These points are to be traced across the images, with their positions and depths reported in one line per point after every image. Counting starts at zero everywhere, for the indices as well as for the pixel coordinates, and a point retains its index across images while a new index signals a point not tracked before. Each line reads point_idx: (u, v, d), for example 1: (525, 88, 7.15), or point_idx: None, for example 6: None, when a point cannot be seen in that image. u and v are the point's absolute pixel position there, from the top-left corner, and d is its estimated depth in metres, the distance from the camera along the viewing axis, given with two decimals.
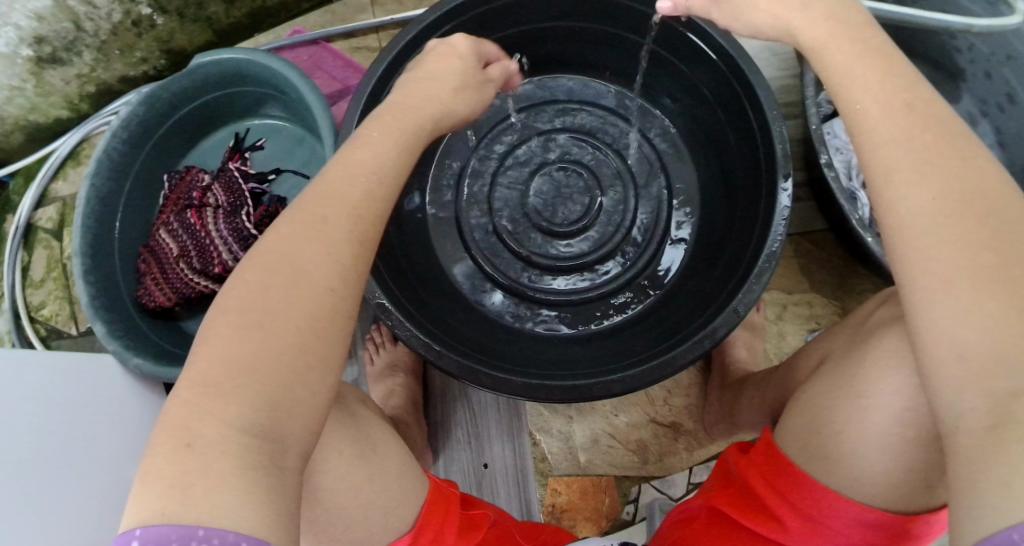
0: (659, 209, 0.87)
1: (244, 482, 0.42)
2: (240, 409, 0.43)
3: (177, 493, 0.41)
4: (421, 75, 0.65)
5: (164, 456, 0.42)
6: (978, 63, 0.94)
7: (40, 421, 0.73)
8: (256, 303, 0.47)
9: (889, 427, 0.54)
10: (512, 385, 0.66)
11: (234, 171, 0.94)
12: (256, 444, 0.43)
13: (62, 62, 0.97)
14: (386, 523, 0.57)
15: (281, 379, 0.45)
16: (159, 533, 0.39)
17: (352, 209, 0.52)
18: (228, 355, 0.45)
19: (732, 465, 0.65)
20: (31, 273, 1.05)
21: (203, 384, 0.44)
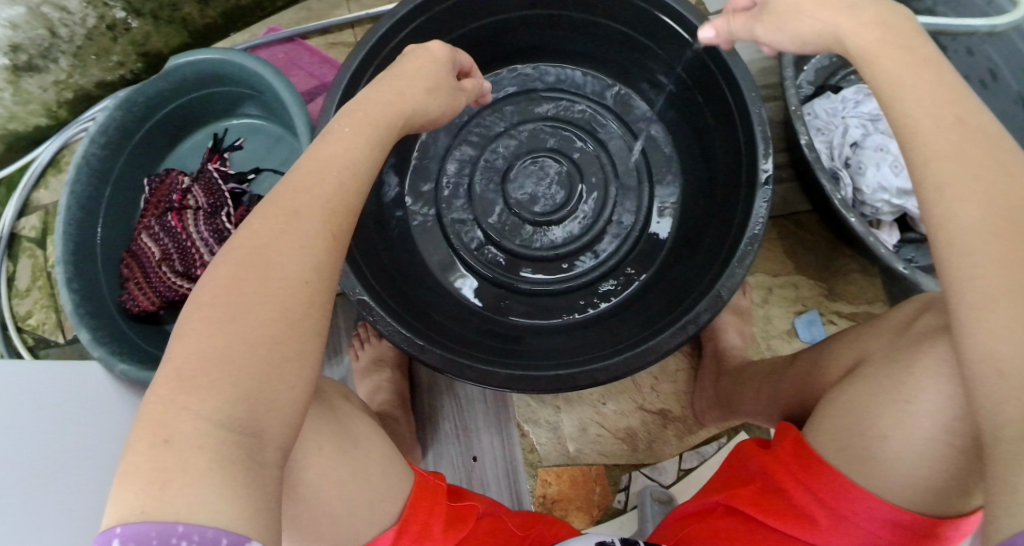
0: (641, 195, 0.87)
1: (223, 478, 0.41)
2: (217, 403, 0.43)
3: (155, 489, 0.40)
4: (395, 74, 0.63)
5: (141, 453, 0.41)
6: (961, 40, 0.94)
7: (27, 430, 0.72)
8: (229, 296, 0.46)
9: (935, 434, 0.53)
10: (496, 377, 0.66)
11: (213, 171, 0.93)
12: (233, 438, 0.43)
13: (38, 69, 0.96)
14: (369, 517, 0.57)
15: (258, 372, 0.44)
16: (139, 530, 0.39)
17: (328, 201, 0.51)
18: (201, 351, 0.44)
19: (750, 461, 0.63)
20: (16, 283, 1.04)
21: (179, 379, 0.43)
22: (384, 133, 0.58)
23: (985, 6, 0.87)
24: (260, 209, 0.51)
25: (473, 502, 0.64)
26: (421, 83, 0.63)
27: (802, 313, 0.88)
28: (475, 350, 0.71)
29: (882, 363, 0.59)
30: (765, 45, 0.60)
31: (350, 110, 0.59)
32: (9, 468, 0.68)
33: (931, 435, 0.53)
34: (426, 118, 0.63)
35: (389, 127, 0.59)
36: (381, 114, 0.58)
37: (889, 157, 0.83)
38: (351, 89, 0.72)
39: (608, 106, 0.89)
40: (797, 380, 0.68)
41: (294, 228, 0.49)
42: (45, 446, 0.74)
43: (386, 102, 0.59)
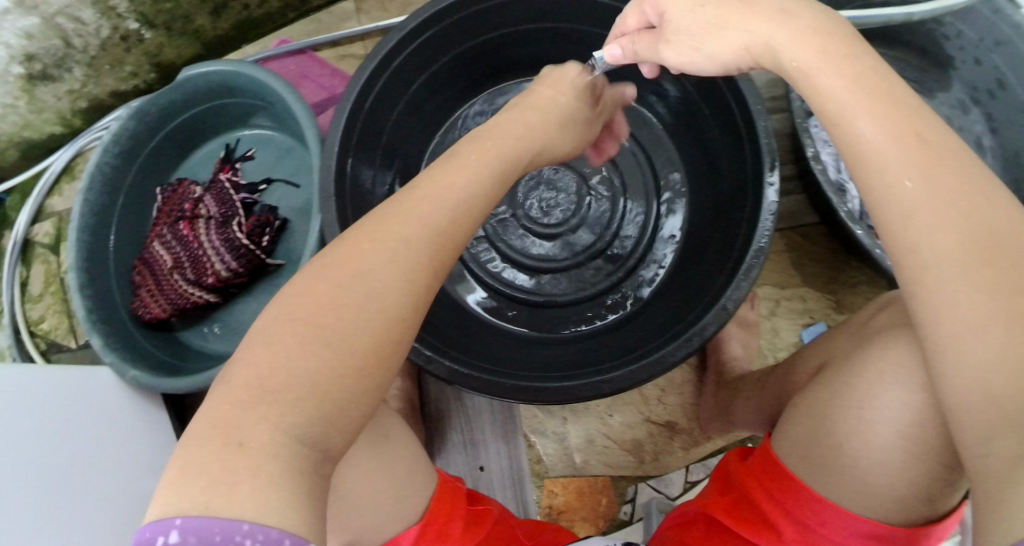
0: (647, 210, 0.87)
1: (295, 483, 0.41)
2: (295, 419, 0.42)
3: (221, 490, 0.39)
4: (526, 106, 0.66)
5: (209, 449, 0.41)
6: (967, 49, 0.92)
7: (39, 432, 0.73)
8: (295, 299, 0.47)
9: (892, 441, 0.54)
10: (503, 387, 0.66)
11: (225, 182, 0.94)
12: (306, 450, 0.42)
13: (53, 78, 0.97)
14: (395, 513, 0.56)
15: (325, 380, 0.43)
16: (201, 525, 0.37)
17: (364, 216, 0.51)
18: (243, 362, 0.44)
19: (731, 471, 0.63)
20: (29, 288, 1.06)
21: (246, 385, 0.43)
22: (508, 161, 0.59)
23: (992, 15, 0.85)
24: (365, 226, 0.51)
25: (488, 507, 0.64)
26: (553, 120, 0.66)
27: (810, 324, 0.88)
28: (481, 361, 0.71)
29: (841, 365, 0.59)
30: (671, 64, 0.60)
31: (481, 136, 0.60)
32: (18, 472, 0.68)
33: (893, 443, 0.54)
34: (551, 152, 0.66)
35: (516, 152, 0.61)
36: (507, 143, 0.60)
37: None
38: (359, 104, 0.74)
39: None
40: (777, 388, 0.67)
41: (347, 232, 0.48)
42: (59, 451, 0.75)
43: (502, 126, 0.62)
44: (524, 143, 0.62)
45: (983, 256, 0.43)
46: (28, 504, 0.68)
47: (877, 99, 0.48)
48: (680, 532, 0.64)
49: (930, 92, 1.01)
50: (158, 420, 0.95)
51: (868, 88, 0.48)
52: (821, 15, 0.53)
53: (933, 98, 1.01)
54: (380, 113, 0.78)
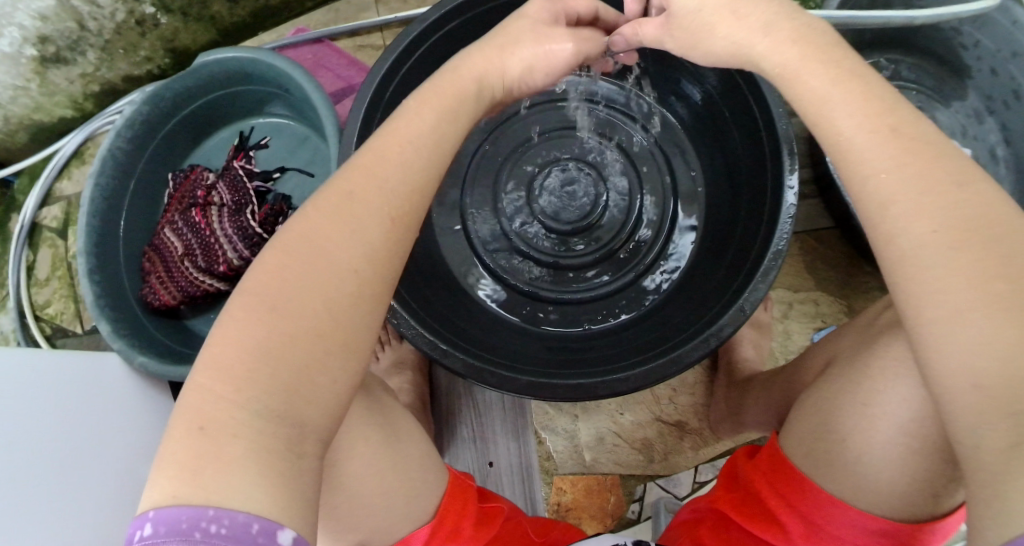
0: (664, 209, 0.87)
1: (258, 466, 0.40)
2: (252, 394, 0.42)
3: (187, 474, 0.39)
4: (502, 39, 0.58)
5: (179, 437, 0.41)
6: (984, 59, 0.91)
7: (43, 417, 0.72)
8: (306, 289, 0.45)
9: (894, 436, 0.53)
10: (517, 383, 0.66)
11: (239, 169, 0.94)
12: (271, 429, 0.41)
13: (65, 61, 0.96)
14: (407, 512, 0.55)
15: (294, 361, 0.43)
16: (173, 515, 0.38)
17: (374, 184, 0.49)
18: (244, 340, 0.43)
19: (738, 469, 0.63)
20: (36, 273, 1.06)
21: (215, 367, 0.42)
22: (457, 107, 0.55)
23: (1009, 26, 0.86)
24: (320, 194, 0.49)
25: (500, 503, 0.64)
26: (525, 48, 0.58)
27: (821, 328, 0.88)
28: (496, 356, 0.71)
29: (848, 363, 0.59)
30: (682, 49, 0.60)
31: (432, 81, 0.56)
32: (26, 455, 0.68)
33: (896, 438, 0.53)
34: (501, 77, 0.58)
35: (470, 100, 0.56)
36: (452, 84, 0.55)
37: None
38: (378, 96, 0.74)
39: (637, 118, 0.90)
40: (786, 388, 0.68)
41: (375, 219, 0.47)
42: (63, 432, 0.74)
43: (451, 65, 0.57)
44: (465, 76, 0.56)
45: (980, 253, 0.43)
46: (33, 488, 0.68)
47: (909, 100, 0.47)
48: (690, 531, 0.64)
49: (946, 101, 0.99)
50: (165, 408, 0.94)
51: (876, 90, 0.49)
52: (815, 22, 0.52)
53: (948, 106, 0.99)
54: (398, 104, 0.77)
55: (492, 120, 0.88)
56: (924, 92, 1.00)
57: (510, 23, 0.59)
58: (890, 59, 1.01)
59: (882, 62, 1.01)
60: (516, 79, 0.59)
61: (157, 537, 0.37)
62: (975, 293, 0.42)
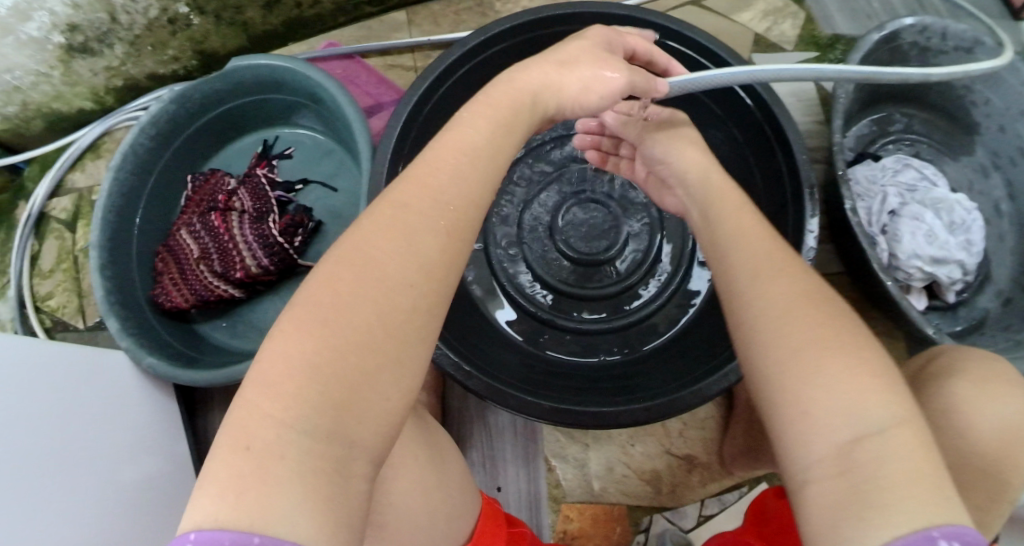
0: (683, 246, 0.88)
1: (304, 490, 0.39)
2: (303, 411, 0.40)
3: (231, 497, 0.38)
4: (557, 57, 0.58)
5: (221, 457, 0.39)
6: (993, 117, 0.93)
7: (39, 411, 0.70)
8: (355, 303, 0.43)
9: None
10: (539, 408, 0.67)
11: (261, 177, 0.94)
12: (320, 449, 0.40)
13: (92, 52, 0.95)
14: (446, 534, 0.55)
15: (350, 381, 0.42)
16: (212, 537, 0.37)
17: (418, 205, 0.47)
18: (292, 356, 0.41)
19: (769, 506, 0.64)
20: (40, 263, 1.04)
21: (265, 384, 0.41)
22: (512, 119, 0.54)
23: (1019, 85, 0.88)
24: (371, 207, 0.48)
25: (523, 530, 0.64)
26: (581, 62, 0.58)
27: None
28: (516, 381, 0.71)
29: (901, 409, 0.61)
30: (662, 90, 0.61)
31: (484, 92, 0.55)
32: (30, 453, 0.68)
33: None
34: (555, 99, 0.57)
35: (524, 116, 0.55)
36: (492, 94, 0.54)
37: (923, 227, 0.89)
38: (415, 113, 0.75)
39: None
40: None
41: (429, 239, 0.46)
42: (59, 428, 0.72)
43: (506, 77, 0.56)
44: (512, 83, 0.55)
45: (814, 308, 0.49)
46: (41, 487, 0.68)
47: None
48: None
49: (955, 155, 0.98)
50: (166, 411, 0.92)
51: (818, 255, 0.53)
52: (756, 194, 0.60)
53: (956, 161, 0.98)
54: (435, 120, 0.79)
55: (526, 147, 0.90)
56: (934, 146, 0.99)
57: (570, 44, 0.60)
58: (903, 113, 0.99)
59: (896, 115, 0.99)
60: (571, 98, 0.57)
61: None
62: (809, 331, 0.48)
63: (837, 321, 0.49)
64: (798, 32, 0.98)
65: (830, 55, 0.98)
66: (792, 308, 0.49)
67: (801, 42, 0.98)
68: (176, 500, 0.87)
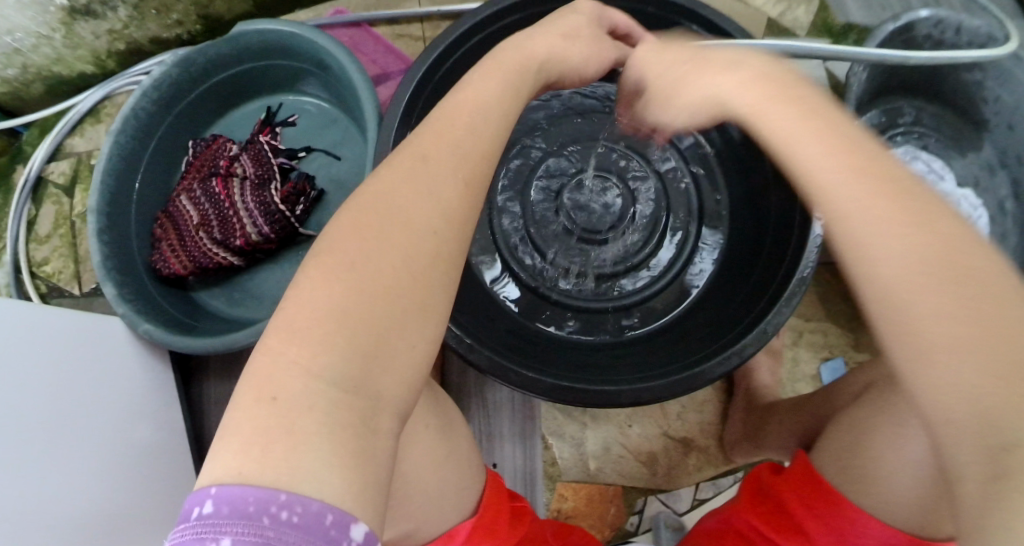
0: (695, 205, 0.89)
1: (332, 445, 0.38)
2: (332, 359, 0.39)
3: (255, 451, 0.36)
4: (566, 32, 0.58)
5: (245, 408, 0.38)
6: (1003, 115, 0.91)
7: (35, 378, 0.70)
8: (377, 256, 0.43)
9: (913, 452, 0.55)
10: (540, 385, 0.66)
11: (264, 143, 0.93)
12: (346, 401, 0.39)
13: (95, 15, 0.94)
14: (455, 503, 0.56)
15: (377, 329, 0.41)
16: (237, 494, 0.35)
17: (436, 161, 0.47)
18: (322, 303, 0.41)
19: (763, 484, 0.64)
20: (37, 228, 1.03)
21: (290, 330, 0.40)
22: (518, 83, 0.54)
23: None
24: (390, 160, 0.48)
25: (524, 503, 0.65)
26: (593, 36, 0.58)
27: (829, 359, 0.90)
28: (517, 356, 0.70)
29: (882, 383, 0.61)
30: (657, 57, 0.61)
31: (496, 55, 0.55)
32: (23, 419, 0.67)
33: (924, 450, 0.54)
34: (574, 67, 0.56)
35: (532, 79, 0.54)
36: (510, 60, 0.54)
37: None
38: (424, 84, 0.74)
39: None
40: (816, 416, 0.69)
41: (438, 190, 0.46)
42: (56, 396, 0.72)
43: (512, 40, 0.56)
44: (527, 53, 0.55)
45: (930, 243, 0.40)
46: (34, 454, 0.67)
47: None
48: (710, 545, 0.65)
49: (962, 150, 0.98)
50: (161, 380, 0.92)
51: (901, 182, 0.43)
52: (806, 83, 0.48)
53: (963, 156, 0.98)
54: None
55: (515, 133, 0.89)
56: (942, 141, 0.99)
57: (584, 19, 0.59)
58: (913, 106, 0.99)
59: (906, 108, 0.99)
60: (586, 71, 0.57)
61: (218, 518, 0.34)
62: (937, 292, 0.39)
63: (956, 249, 0.40)
64: (811, 18, 0.98)
65: (843, 43, 0.97)
66: (907, 264, 0.40)
67: (814, 28, 0.97)
68: (170, 470, 0.87)
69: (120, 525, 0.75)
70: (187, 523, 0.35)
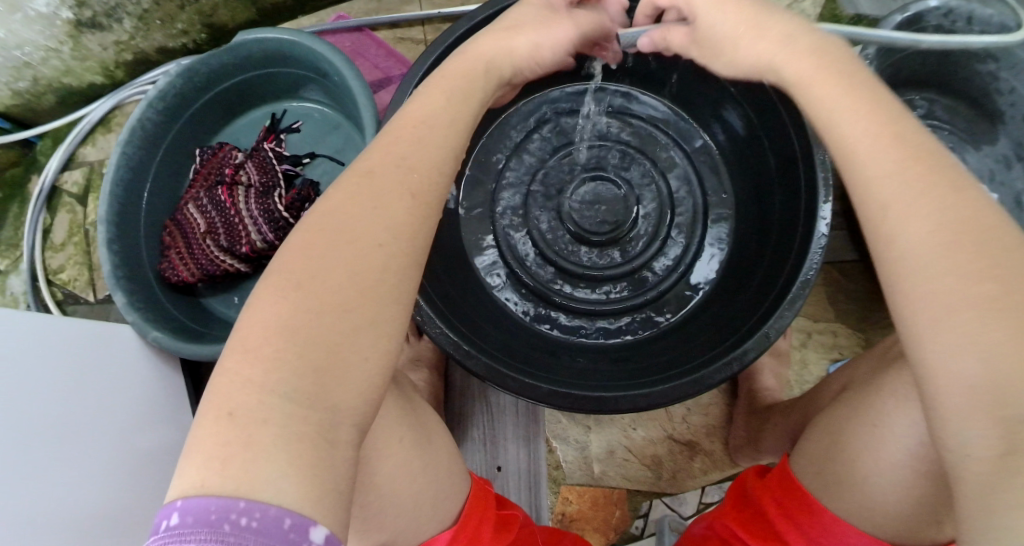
0: (699, 200, 0.89)
1: (288, 455, 0.39)
2: (281, 376, 0.40)
3: (216, 465, 0.38)
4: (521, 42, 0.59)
5: (204, 426, 0.40)
6: (1019, 107, 0.89)
7: (49, 385, 0.72)
8: (325, 268, 0.44)
9: (901, 458, 0.54)
10: (536, 391, 0.66)
11: (268, 151, 0.94)
12: (300, 413, 0.40)
13: (102, 27, 0.95)
14: (432, 514, 0.56)
15: (328, 337, 0.42)
16: (199, 504, 0.37)
17: (407, 181, 0.48)
18: (268, 320, 0.42)
19: (748, 486, 0.63)
20: (52, 236, 1.05)
21: (243, 349, 0.41)
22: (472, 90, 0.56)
23: None
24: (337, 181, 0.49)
25: (513, 511, 0.65)
26: None
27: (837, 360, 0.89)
28: (515, 363, 0.70)
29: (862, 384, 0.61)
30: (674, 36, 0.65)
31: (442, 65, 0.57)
32: (38, 424, 0.69)
33: (907, 457, 0.54)
34: None
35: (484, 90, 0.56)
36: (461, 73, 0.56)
37: None
38: None
39: (667, 130, 0.90)
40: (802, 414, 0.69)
41: (391, 197, 0.47)
42: (69, 403, 0.74)
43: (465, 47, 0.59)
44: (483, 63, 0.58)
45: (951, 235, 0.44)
46: (49, 458, 0.69)
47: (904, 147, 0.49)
48: None
49: (977, 144, 0.95)
50: (172, 388, 0.93)
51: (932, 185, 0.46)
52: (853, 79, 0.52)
53: (978, 149, 0.95)
54: None
55: (509, 140, 0.89)
56: (956, 134, 0.96)
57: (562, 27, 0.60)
58: (924, 98, 0.97)
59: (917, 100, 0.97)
60: None
61: (184, 528, 0.36)
62: (950, 278, 0.43)
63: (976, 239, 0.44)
64: (818, 10, 0.96)
65: None
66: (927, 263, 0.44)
67: (821, 19, 0.96)
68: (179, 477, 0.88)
69: (128, 527, 0.76)
70: (157, 535, 0.36)
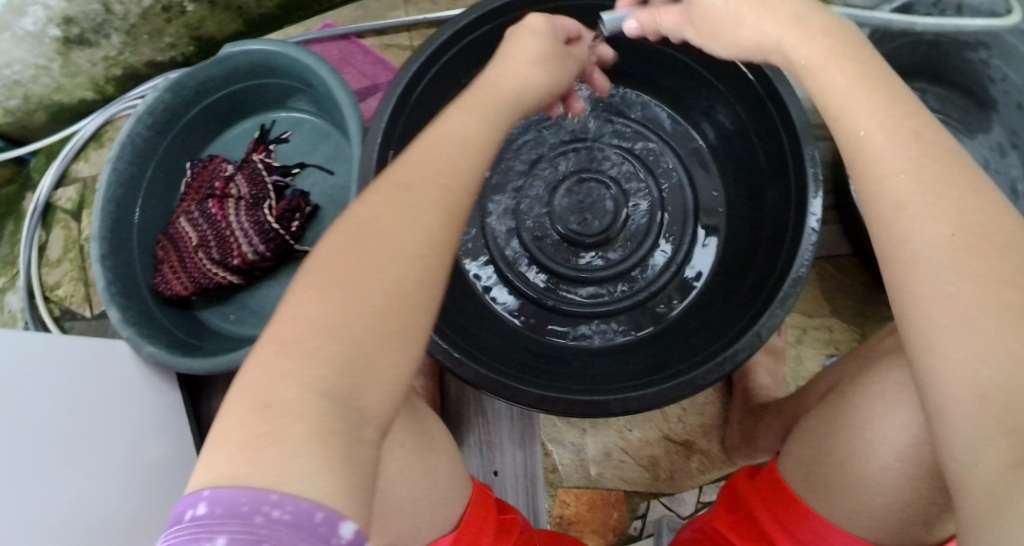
0: (690, 200, 0.88)
1: (322, 449, 0.38)
2: (322, 372, 0.40)
3: (245, 455, 0.37)
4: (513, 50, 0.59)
5: (239, 418, 0.39)
6: (1011, 94, 0.87)
7: (50, 396, 0.73)
8: (340, 279, 0.44)
9: (889, 462, 0.54)
10: (528, 396, 0.65)
11: (257, 162, 0.94)
12: (334, 410, 0.40)
13: (90, 43, 0.95)
14: (431, 520, 0.56)
15: (361, 342, 0.42)
16: (229, 495, 0.35)
17: (396, 190, 0.48)
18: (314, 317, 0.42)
19: (738, 489, 0.63)
20: (48, 252, 1.06)
21: (278, 346, 0.41)
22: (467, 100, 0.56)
23: None
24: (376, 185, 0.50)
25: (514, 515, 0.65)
26: None
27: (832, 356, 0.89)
28: (508, 368, 0.70)
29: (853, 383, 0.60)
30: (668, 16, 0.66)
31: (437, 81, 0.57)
32: (40, 435, 0.70)
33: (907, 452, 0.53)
34: None
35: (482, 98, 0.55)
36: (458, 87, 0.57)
37: None
38: (407, 95, 0.73)
39: (656, 130, 0.90)
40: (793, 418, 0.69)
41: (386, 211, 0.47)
42: (70, 415, 0.74)
43: None
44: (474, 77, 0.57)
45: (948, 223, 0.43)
46: (51, 468, 0.70)
47: (903, 139, 0.48)
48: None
49: (970, 132, 0.95)
50: (168, 401, 0.93)
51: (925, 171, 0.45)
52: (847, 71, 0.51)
53: (972, 139, 0.95)
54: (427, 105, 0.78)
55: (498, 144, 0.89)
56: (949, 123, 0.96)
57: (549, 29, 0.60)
58: (916, 88, 0.96)
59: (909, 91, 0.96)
60: None
61: (213, 519, 0.35)
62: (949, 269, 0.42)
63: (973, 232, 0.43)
64: None
65: None
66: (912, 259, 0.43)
67: None
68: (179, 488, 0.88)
69: (131, 538, 0.77)
70: (181, 524, 0.36)
